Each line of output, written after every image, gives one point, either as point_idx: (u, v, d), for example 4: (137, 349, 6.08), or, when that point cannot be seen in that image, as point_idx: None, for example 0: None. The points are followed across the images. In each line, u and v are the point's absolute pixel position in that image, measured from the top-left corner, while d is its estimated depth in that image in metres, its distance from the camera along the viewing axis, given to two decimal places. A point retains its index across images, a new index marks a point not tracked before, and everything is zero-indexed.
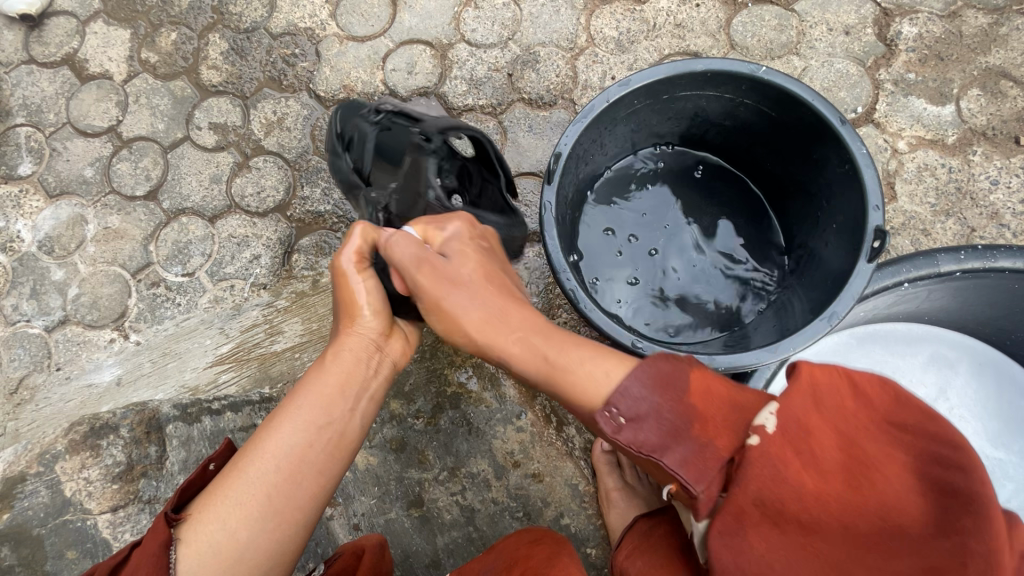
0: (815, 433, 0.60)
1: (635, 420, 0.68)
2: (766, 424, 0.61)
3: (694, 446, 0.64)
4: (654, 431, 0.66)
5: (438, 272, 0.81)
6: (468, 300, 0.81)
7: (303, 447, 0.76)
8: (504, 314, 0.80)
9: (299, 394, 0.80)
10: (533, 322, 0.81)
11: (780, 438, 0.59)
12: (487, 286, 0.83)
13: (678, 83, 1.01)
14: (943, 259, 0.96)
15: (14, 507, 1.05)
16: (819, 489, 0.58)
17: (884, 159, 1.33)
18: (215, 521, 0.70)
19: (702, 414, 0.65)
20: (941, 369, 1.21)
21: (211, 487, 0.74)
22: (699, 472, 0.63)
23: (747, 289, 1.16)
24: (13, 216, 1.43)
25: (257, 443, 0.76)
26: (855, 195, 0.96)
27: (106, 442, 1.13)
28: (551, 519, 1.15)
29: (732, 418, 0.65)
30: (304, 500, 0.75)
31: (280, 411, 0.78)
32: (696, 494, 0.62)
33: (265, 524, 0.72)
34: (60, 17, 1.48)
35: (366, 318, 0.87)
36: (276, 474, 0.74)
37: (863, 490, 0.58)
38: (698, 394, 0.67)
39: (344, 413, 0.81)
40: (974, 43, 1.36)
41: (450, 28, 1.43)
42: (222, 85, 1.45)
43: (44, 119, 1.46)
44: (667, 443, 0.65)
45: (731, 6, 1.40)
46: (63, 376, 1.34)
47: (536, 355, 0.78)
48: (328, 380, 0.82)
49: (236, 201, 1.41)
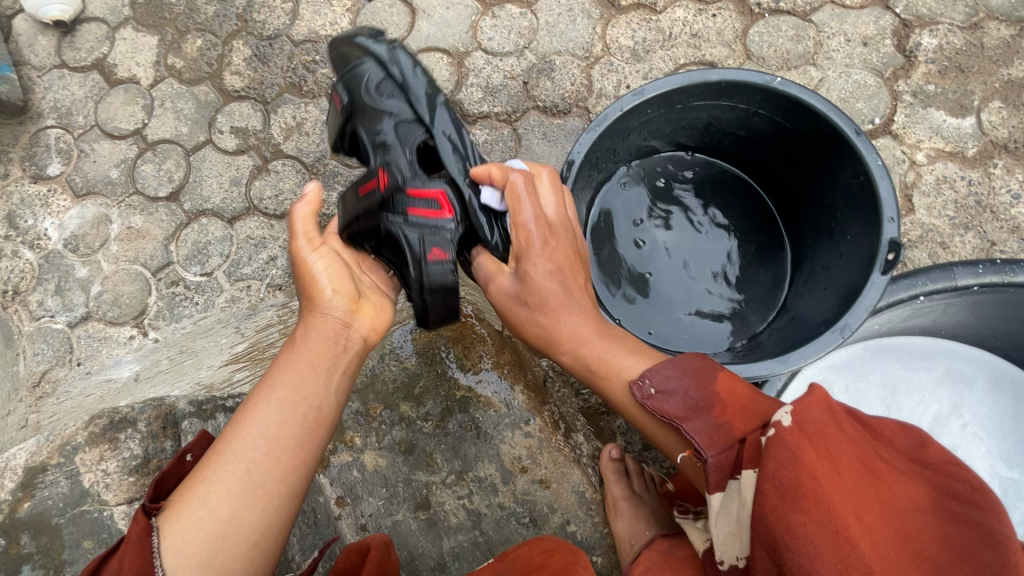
0: (836, 434, 0.63)
1: (659, 399, 0.77)
2: (782, 420, 0.64)
3: (711, 422, 0.72)
4: (676, 406, 0.76)
5: (515, 296, 0.92)
6: (535, 305, 0.91)
7: (277, 422, 0.75)
8: (558, 310, 0.90)
9: (272, 376, 0.79)
10: (580, 328, 0.90)
11: (795, 429, 0.62)
12: (546, 288, 0.90)
13: (692, 92, 1.02)
14: (960, 272, 0.94)
15: (36, 495, 0.92)
16: (838, 479, 0.59)
17: (902, 170, 1.31)
18: (197, 501, 0.70)
19: (723, 401, 0.73)
20: (954, 385, 1.18)
21: (193, 471, 0.74)
22: (712, 444, 0.70)
23: (761, 300, 1.16)
24: (41, 215, 1.47)
25: (232, 426, 0.75)
26: (871, 207, 0.95)
27: (124, 435, 1.00)
28: (558, 526, 1.14)
29: (747, 413, 0.71)
30: (284, 472, 0.74)
31: (254, 394, 0.78)
32: (706, 459, 0.69)
33: (248, 497, 0.71)
34: (91, 23, 1.54)
35: (327, 297, 0.85)
36: (253, 450, 0.73)
37: (878, 496, 0.60)
38: (723, 390, 0.75)
39: (318, 389, 0.79)
40: (995, 55, 1.34)
41: (467, 36, 1.44)
42: (245, 90, 1.49)
43: (74, 121, 1.51)
44: (687, 419, 0.73)
45: (748, 17, 1.40)
46: (84, 371, 1.38)
47: (582, 353, 0.89)
48: (298, 359, 0.81)
49: (255, 204, 1.44)
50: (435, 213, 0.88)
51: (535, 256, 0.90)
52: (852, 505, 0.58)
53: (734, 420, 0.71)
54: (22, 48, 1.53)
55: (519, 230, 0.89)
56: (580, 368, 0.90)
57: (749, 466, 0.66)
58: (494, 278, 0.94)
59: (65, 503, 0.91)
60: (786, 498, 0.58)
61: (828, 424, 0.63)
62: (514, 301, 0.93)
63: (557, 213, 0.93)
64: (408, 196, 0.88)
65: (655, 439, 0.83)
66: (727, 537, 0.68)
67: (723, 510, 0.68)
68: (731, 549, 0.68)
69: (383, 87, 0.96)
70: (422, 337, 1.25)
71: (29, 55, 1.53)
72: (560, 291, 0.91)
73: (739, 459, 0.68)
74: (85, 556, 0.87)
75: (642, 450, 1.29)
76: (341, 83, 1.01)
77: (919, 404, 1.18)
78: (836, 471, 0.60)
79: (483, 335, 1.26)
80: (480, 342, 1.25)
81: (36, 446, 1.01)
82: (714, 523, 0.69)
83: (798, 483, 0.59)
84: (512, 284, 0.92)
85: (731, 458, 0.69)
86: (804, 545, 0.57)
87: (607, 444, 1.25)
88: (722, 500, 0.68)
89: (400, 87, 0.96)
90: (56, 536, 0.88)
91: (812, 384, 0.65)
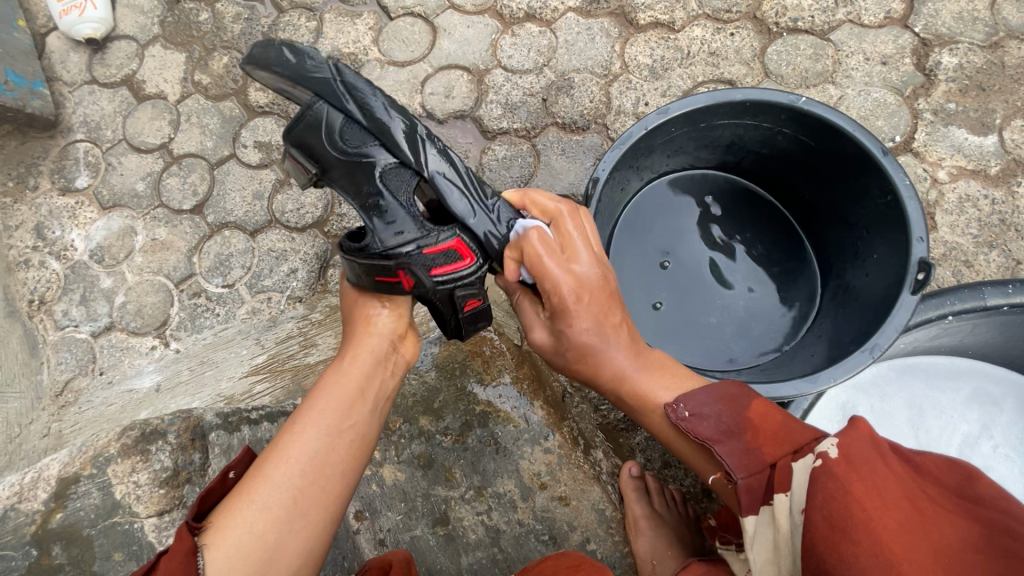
0: (881, 468, 0.63)
1: (695, 421, 0.79)
2: (830, 452, 0.64)
3: (744, 445, 0.74)
4: (713, 427, 0.77)
5: (552, 342, 0.92)
6: (570, 353, 0.90)
7: (324, 448, 0.77)
8: (587, 359, 0.89)
9: (319, 399, 0.81)
10: (618, 366, 0.88)
11: (844, 462, 0.63)
12: (579, 342, 0.88)
13: (716, 111, 1.02)
14: (990, 292, 0.93)
15: (67, 506, 0.92)
16: (886, 508, 0.59)
17: (924, 188, 1.31)
18: (244, 523, 0.70)
19: (756, 427, 0.75)
20: (983, 406, 1.16)
21: (235, 493, 0.73)
22: (743, 466, 0.72)
23: (784, 317, 1.17)
24: (68, 226, 1.50)
25: (279, 447, 0.76)
26: (898, 226, 0.95)
27: (154, 447, 1.00)
28: (577, 544, 1.12)
29: (781, 434, 0.73)
30: (330, 498, 0.76)
31: (301, 414, 0.80)
32: (737, 481, 0.71)
33: (293, 523, 0.72)
34: (122, 41, 1.58)
35: (383, 320, 0.91)
36: (301, 476, 0.74)
37: (927, 529, 0.59)
38: (757, 411, 0.77)
39: (363, 414, 0.83)
40: (1016, 74, 1.34)
41: (487, 54, 1.47)
42: (269, 106, 1.52)
43: (103, 135, 1.54)
44: (719, 441, 0.75)
45: (766, 36, 1.42)
46: (106, 381, 1.40)
47: (615, 401, 0.91)
48: (346, 386, 0.83)
49: (277, 217, 1.46)
50: (459, 264, 0.88)
51: (570, 311, 0.86)
52: (903, 535, 0.58)
53: (766, 445, 0.73)
54: (54, 64, 1.58)
55: (552, 291, 0.87)
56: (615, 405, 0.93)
57: (778, 490, 0.68)
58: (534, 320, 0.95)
59: (96, 514, 0.92)
60: (836, 528, 0.59)
61: (875, 454, 0.63)
62: (550, 350, 0.93)
63: (591, 271, 0.88)
64: (427, 268, 0.86)
65: (690, 462, 0.83)
66: (763, 564, 0.68)
67: (757, 536, 0.69)
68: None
69: (349, 141, 0.84)
70: (443, 351, 1.26)
71: (61, 71, 1.58)
72: (598, 340, 0.88)
73: (770, 480, 0.70)
74: (115, 569, 0.88)
75: (661, 468, 1.27)
76: (290, 145, 0.87)
77: (948, 425, 1.16)
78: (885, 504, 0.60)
79: (502, 351, 1.26)
80: (499, 358, 1.25)
81: (68, 456, 1.02)
82: (750, 551, 0.70)
83: (846, 510, 0.59)
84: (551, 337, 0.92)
85: (762, 482, 0.71)
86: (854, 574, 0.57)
87: (627, 461, 1.24)
88: (756, 524, 0.70)
89: (365, 132, 0.84)
90: (87, 548, 0.89)
91: (855, 418, 0.66)
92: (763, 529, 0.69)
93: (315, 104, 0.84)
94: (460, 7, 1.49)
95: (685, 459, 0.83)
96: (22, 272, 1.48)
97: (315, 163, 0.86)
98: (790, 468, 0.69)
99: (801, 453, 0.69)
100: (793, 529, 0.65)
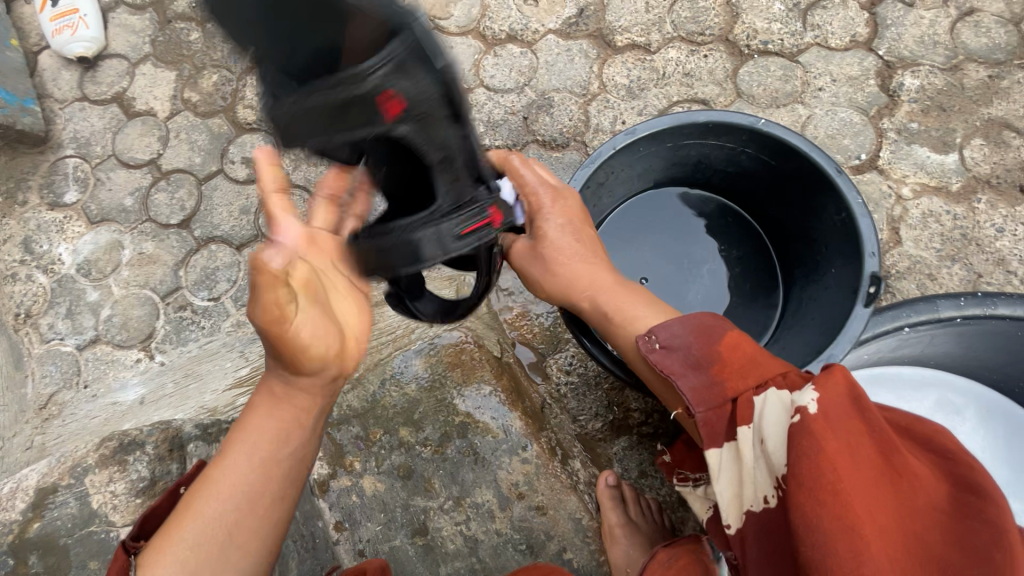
0: (862, 431, 0.60)
1: (665, 352, 0.78)
2: (810, 407, 0.60)
3: (708, 379, 0.73)
4: (680, 360, 0.76)
5: (530, 252, 0.94)
6: (553, 253, 0.92)
7: (256, 484, 0.74)
8: (566, 258, 0.92)
9: (252, 428, 0.76)
10: (599, 279, 0.90)
11: (825, 421, 0.59)
12: (556, 239, 0.92)
13: (681, 132, 1.07)
14: (942, 304, 0.97)
15: (45, 516, 0.94)
16: (860, 469, 0.57)
17: (888, 205, 1.36)
18: (174, 560, 0.69)
19: (723, 360, 0.73)
20: (947, 415, 1.19)
21: (171, 521, 0.73)
22: (701, 400, 0.73)
23: (752, 328, 1.22)
24: (56, 240, 1.52)
25: (211, 475, 0.74)
26: (853, 242, 0.99)
27: (132, 457, 1.02)
28: (554, 553, 1.15)
29: (749, 368, 0.71)
30: (265, 526, 0.75)
31: (233, 443, 0.76)
32: (695, 414, 0.72)
33: (227, 556, 0.71)
34: (113, 59, 1.62)
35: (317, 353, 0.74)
36: (234, 511, 0.73)
37: (899, 492, 0.59)
38: (730, 345, 0.74)
39: (298, 444, 0.78)
40: (975, 95, 1.40)
41: (470, 73, 1.52)
42: (257, 123, 1.55)
43: (92, 151, 1.57)
44: (683, 375, 0.75)
45: (738, 58, 1.47)
46: (90, 394, 1.41)
47: (598, 313, 0.90)
48: (280, 418, 0.77)
49: (263, 231, 1.48)
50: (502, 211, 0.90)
51: (547, 215, 0.92)
52: (873, 498, 0.57)
53: (729, 378, 0.72)
54: (46, 81, 1.61)
55: (530, 197, 0.94)
56: (599, 322, 0.90)
57: (743, 424, 0.68)
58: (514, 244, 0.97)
59: (74, 523, 0.93)
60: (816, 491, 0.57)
61: (855, 415, 0.60)
62: (528, 257, 0.94)
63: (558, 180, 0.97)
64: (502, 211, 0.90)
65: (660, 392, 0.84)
66: (730, 500, 0.69)
67: (723, 470, 0.70)
68: (733, 512, 0.69)
69: (420, 90, 0.75)
70: (421, 363, 1.28)
71: (52, 88, 1.61)
72: (573, 244, 0.92)
73: (726, 415, 0.71)
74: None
75: (637, 478, 1.24)
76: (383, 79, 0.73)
77: None
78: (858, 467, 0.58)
79: (482, 362, 1.28)
80: (479, 367, 1.27)
81: (47, 467, 1.03)
82: (717, 483, 0.70)
83: (819, 472, 0.57)
84: (529, 243, 0.94)
85: (724, 415, 0.71)
86: (826, 536, 0.55)
87: (604, 470, 1.23)
88: (721, 457, 0.71)
89: (430, 74, 0.76)
90: (64, 556, 0.89)
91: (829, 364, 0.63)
92: (728, 464, 0.70)
93: (395, 40, 0.72)
94: (444, 29, 1.55)
95: (658, 392, 0.85)
96: (9, 286, 1.49)
97: (407, 110, 0.76)
98: (750, 400, 0.69)
99: (764, 387, 0.68)
100: (756, 461, 0.66)
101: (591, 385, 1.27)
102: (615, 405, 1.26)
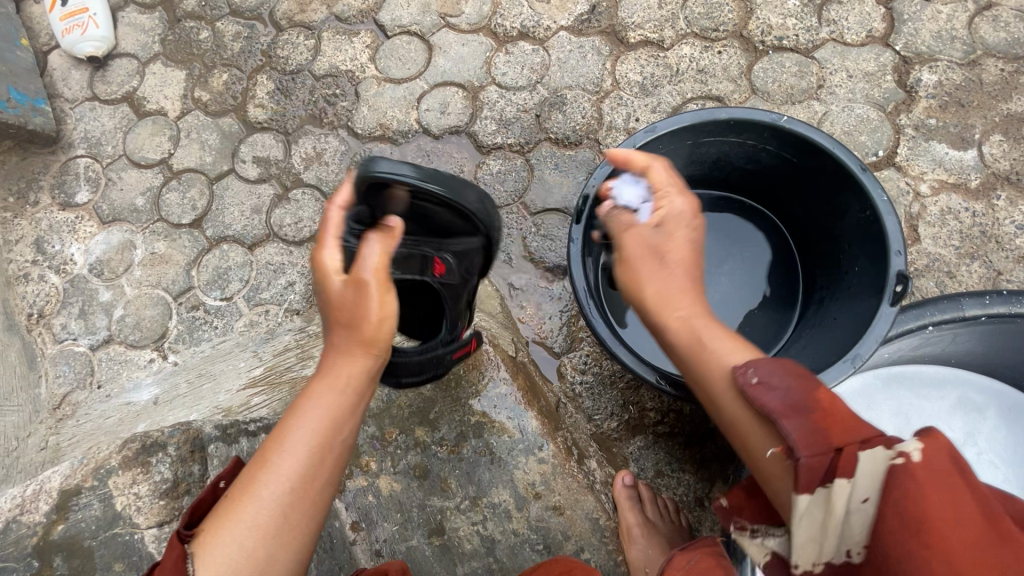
0: (969, 484, 0.54)
1: (762, 389, 0.65)
2: (911, 454, 0.54)
3: (812, 422, 0.60)
4: (780, 399, 0.63)
5: (648, 245, 0.88)
6: (680, 250, 0.86)
7: (312, 467, 0.75)
8: (688, 262, 0.86)
9: (305, 413, 0.77)
10: (698, 306, 0.81)
11: (925, 469, 0.53)
12: (684, 251, 0.86)
13: (702, 129, 1.05)
14: (968, 303, 0.96)
15: (69, 518, 0.94)
16: (955, 522, 0.53)
17: (906, 202, 1.34)
18: (233, 542, 0.70)
19: (831, 408, 0.61)
20: (968, 413, 1.18)
21: (224, 507, 0.73)
22: (807, 444, 0.59)
23: (771, 325, 1.22)
24: (68, 240, 1.52)
25: (265, 459, 0.74)
26: (877, 240, 0.98)
27: (155, 459, 1.02)
28: (571, 553, 1.14)
29: (858, 422, 0.60)
30: (315, 513, 0.75)
31: (286, 428, 0.76)
32: (800, 460, 0.58)
33: (281, 540, 0.72)
34: (123, 59, 1.62)
35: (374, 333, 0.80)
36: (288, 495, 0.73)
37: (1004, 556, 0.53)
38: (833, 392, 0.62)
39: (348, 429, 0.79)
40: (994, 91, 1.39)
41: (482, 71, 1.51)
42: (267, 122, 1.55)
43: (103, 151, 1.57)
44: (784, 414, 0.62)
45: (753, 54, 1.46)
46: (104, 394, 1.41)
47: (691, 330, 0.78)
48: (334, 404, 0.78)
49: (275, 231, 1.48)
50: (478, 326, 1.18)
51: (683, 220, 0.89)
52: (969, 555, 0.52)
53: (834, 427, 0.59)
54: (56, 81, 1.61)
55: (668, 199, 0.90)
56: (684, 345, 0.78)
57: (840, 477, 0.57)
58: (629, 228, 0.91)
59: (98, 526, 0.94)
60: (915, 535, 0.53)
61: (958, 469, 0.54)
62: (641, 256, 0.87)
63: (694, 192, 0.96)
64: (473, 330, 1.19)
65: (738, 433, 0.70)
66: (804, 543, 0.59)
67: (807, 516, 0.59)
68: (806, 555, 0.60)
69: (472, 269, 1.05)
70: None
71: (63, 88, 1.61)
72: (694, 256, 0.87)
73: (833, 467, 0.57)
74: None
75: (654, 477, 1.23)
76: (442, 252, 1.01)
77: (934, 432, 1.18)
78: (960, 514, 0.53)
79: (496, 362, 1.26)
80: (492, 367, 1.26)
81: (69, 468, 1.03)
82: (795, 526, 0.60)
83: (915, 519, 0.53)
84: (653, 233, 0.89)
85: (825, 463, 0.58)
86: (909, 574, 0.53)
87: (619, 470, 1.23)
88: (807, 503, 0.58)
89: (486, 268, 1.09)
90: (88, 558, 0.90)
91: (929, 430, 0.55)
92: (815, 510, 0.58)
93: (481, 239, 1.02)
94: (455, 26, 1.54)
95: (738, 434, 0.70)
96: (21, 286, 1.50)
97: (450, 275, 1.02)
98: (856, 456, 0.57)
99: (872, 444, 0.57)
100: (848, 513, 0.57)
101: (606, 383, 1.27)
102: (630, 404, 1.26)
